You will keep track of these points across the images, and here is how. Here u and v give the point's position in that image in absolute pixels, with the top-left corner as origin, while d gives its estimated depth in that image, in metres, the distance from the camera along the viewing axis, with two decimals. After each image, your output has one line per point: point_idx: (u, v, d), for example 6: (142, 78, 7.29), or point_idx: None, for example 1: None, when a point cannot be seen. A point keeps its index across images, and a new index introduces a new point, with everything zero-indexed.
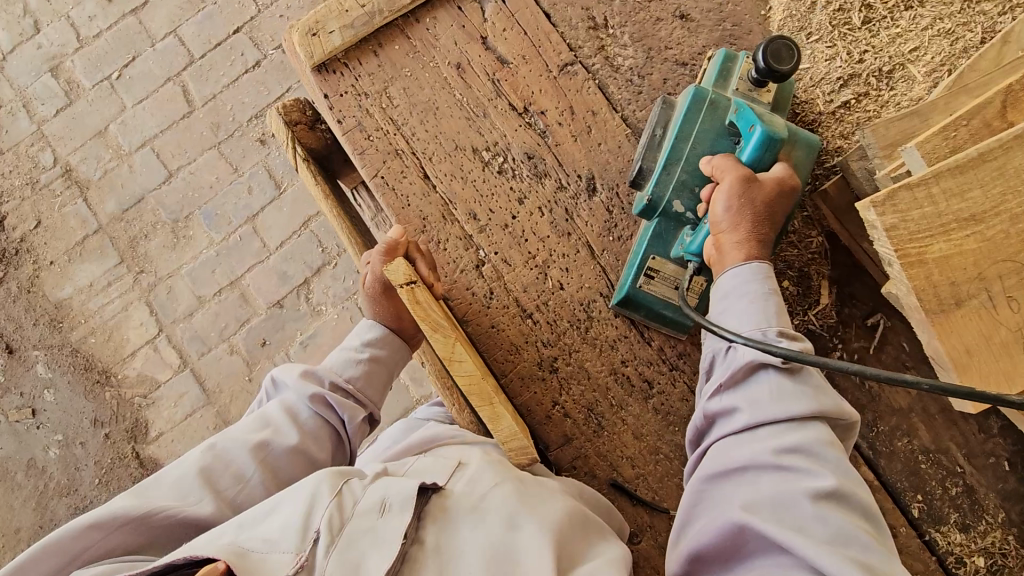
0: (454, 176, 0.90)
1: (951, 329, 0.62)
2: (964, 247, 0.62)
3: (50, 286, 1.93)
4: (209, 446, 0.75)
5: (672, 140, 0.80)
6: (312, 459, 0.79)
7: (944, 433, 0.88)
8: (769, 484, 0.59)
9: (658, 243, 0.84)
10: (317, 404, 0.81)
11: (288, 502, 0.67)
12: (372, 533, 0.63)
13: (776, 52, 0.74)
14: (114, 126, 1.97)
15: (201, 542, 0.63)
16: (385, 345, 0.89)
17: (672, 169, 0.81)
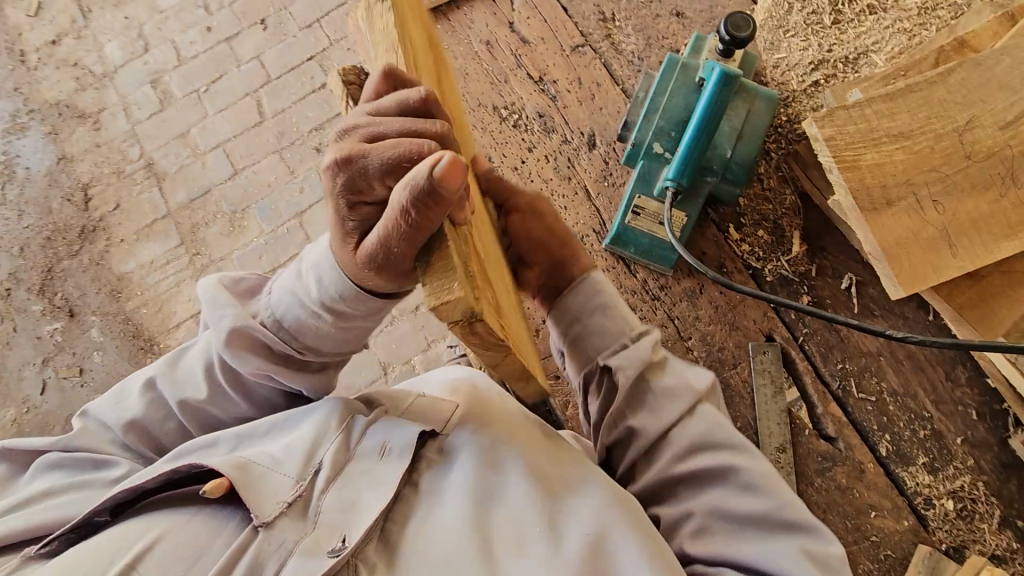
0: (475, 127, 1.07)
1: (880, 224, 0.72)
2: (894, 158, 0.73)
3: (117, 260, 2.16)
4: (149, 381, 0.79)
5: (651, 94, 0.96)
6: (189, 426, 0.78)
7: (912, 378, 0.93)
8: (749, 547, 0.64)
9: (643, 184, 0.97)
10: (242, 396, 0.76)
11: (297, 423, 0.73)
12: (368, 475, 0.67)
13: (735, 22, 0.91)
14: (195, 130, 2.27)
15: (199, 456, 0.68)
16: (351, 303, 0.64)
17: (652, 118, 0.96)
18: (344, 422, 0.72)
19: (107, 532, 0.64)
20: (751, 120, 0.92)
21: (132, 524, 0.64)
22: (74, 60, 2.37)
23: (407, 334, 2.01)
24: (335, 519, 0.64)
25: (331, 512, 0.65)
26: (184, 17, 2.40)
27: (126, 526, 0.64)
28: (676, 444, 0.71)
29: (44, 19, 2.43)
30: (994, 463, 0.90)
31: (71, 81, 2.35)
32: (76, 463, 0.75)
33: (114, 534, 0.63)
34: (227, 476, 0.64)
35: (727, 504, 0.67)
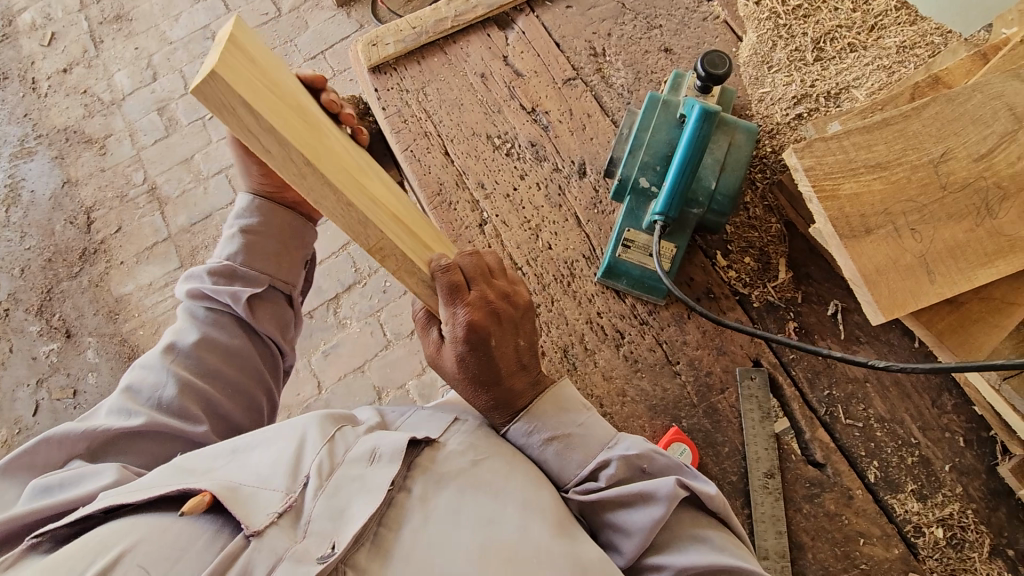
0: (469, 154, 1.10)
1: (858, 251, 0.74)
2: (872, 187, 0.76)
3: (115, 282, 2.17)
4: (135, 369, 0.90)
5: (635, 131, 0.95)
6: (221, 345, 0.92)
7: (898, 404, 0.94)
8: None
9: (631, 219, 0.97)
10: (204, 301, 0.93)
11: (279, 441, 0.76)
12: (359, 481, 0.71)
13: (712, 60, 0.95)
14: (198, 156, 2.32)
15: (194, 468, 0.72)
16: (256, 214, 0.96)
17: (637, 154, 0.95)
18: (331, 434, 0.76)
19: (82, 539, 0.63)
20: (733, 153, 0.94)
21: (113, 528, 0.64)
22: (83, 87, 2.44)
23: (403, 359, 2.01)
24: (324, 527, 0.67)
25: (320, 520, 0.67)
26: (192, 48, 2.47)
27: (104, 532, 0.63)
28: (631, 532, 0.72)
29: (57, 49, 2.51)
30: (983, 490, 0.89)
31: (80, 108, 2.41)
32: (170, 406, 0.85)
33: (92, 539, 0.63)
34: (210, 492, 0.66)
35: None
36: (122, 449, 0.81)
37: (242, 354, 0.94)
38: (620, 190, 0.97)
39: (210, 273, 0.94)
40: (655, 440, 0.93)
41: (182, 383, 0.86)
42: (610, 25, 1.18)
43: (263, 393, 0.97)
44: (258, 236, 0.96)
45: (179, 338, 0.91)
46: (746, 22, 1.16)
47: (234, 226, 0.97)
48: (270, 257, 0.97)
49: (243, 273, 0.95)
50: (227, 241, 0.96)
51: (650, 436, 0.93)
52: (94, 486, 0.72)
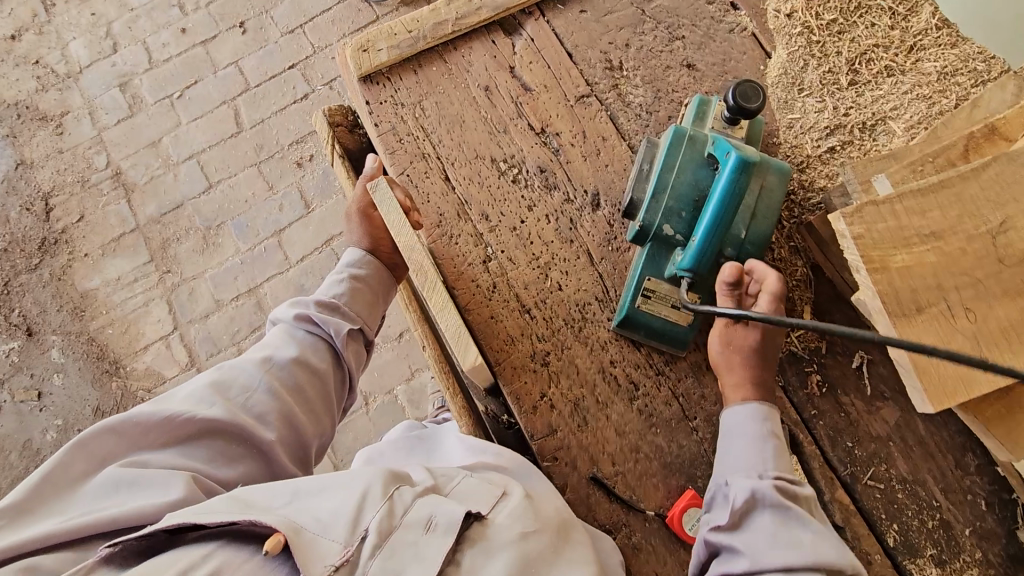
0: (472, 181, 1.00)
1: (910, 331, 0.67)
2: (925, 260, 0.69)
3: (80, 276, 2.03)
4: (221, 367, 0.85)
5: (660, 169, 0.88)
6: (314, 366, 0.88)
7: (920, 464, 0.90)
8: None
9: (653, 266, 0.89)
10: (304, 324, 0.90)
11: (341, 488, 0.73)
12: (414, 548, 0.68)
13: (744, 92, 0.87)
14: (167, 138, 2.14)
15: (255, 503, 0.69)
16: (368, 267, 0.99)
17: (662, 196, 0.87)
18: (389, 492, 0.73)
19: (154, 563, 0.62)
20: (765, 198, 0.86)
21: (188, 553, 0.64)
22: (35, 57, 2.22)
23: (391, 364, 1.93)
24: None
25: None
26: (157, 16, 2.26)
27: (181, 557, 0.63)
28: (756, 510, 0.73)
29: (3, 11, 2.27)
30: (1001, 555, 0.87)
31: (31, 81, 2.19)
32: (252, 410, 0.81)
33: (169, 563, 0.62)
34: (284, 534, 0.64)
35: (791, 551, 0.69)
36: (201, 443, 0.77)
37: (329, 382, 0.90)
38: (640, 233, 0.89)
39: (317, 304, 0.93)
40: (670, 502, 0.87)
41: (273, 392, 0.83)
42: (628, 34, 1.07)
43: (330, 420, 0.91)
44: (364, 287, 0.97)
45: (274, 345, 0.88)
46: (775, 36, 1.07)
47: (342, 273, 0.97)
48: (368, 308, 0.97)
49: (344, 312, 0.94)
50: (331, 286, 0.96)
51: (665, 498, 0.87)
52: (161, 504, 0.68)
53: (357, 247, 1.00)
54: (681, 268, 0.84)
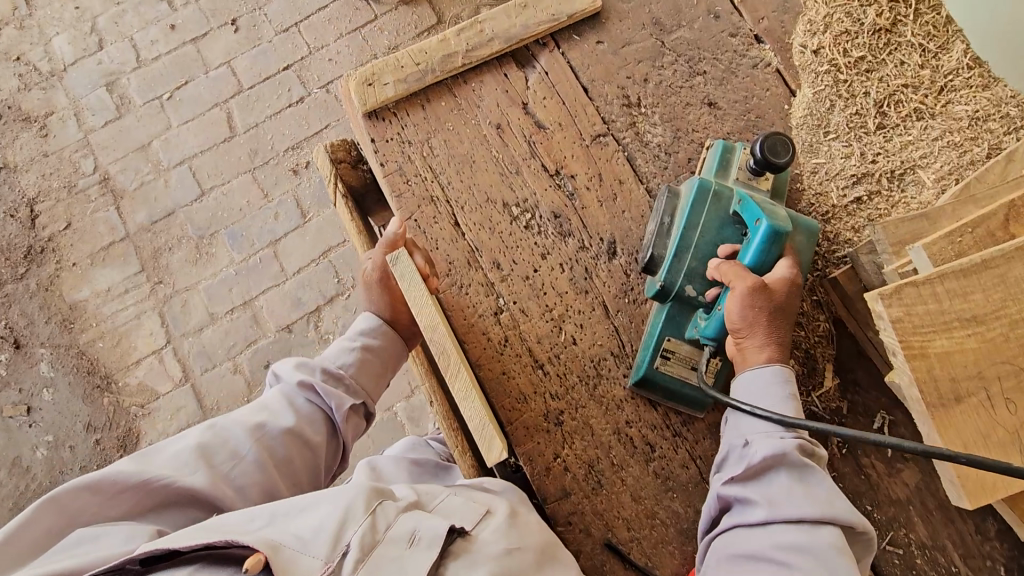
0: (483, 227, 0.95)
1: (948, 422, 0.64)
2: (965, 345, 0.66)
3: (68, 286, 1.97)
4: (213, 423, 0.80)
5: (682, 226, 0.86)
6: (307, 438, 0.83)
7: (940, 528, 0.88)
8: (786, 538, 0.67)
9: (673, 326, 0.88)
10: (306, 393, 0.86)
11: (323, 503, 0.70)
12: (399, 564, 0.66)
13: (773, 146, 0.83)
14: (157, 142, 2.06)
15: (232, 528, 0.67)
16: (378, 336, 0.94)
17: (684, 257, 0.86)
18: (372, 506, 0.70)
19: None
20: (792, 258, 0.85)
21: None
22: (16, 54, 2.12)
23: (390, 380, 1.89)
24: None
25: None
26: (144, 12, 2.16)
27: None
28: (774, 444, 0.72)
29: None
30: None
31: (13, 79, 2.10)
32: (234, 483, 0.76)
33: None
34: (264, 553, 0.62)
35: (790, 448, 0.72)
36: (177, 510, 0.73)
37: (318, 454, 0.85)
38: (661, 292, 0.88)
39: (323, 370, 0.89)
40: (686, 569, 0.85)
41: (260, 463, 0.78)
42: (646, 68, 1.02)
43: (314, 495, 0.86)
44: (374, 357, 0.93)
45: (267, 407, 0.83)
46: (801, 73, 1.01)
47: (354, 340, 0.92)
48: (374, 380, 0.92)
49: (348, 383, 0.89)
50: (341, 352, 0.91)
51: (681, 565, 0.85)
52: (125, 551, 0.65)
53: (372, 314, 0.95)
54: (710, 335, 0.85)
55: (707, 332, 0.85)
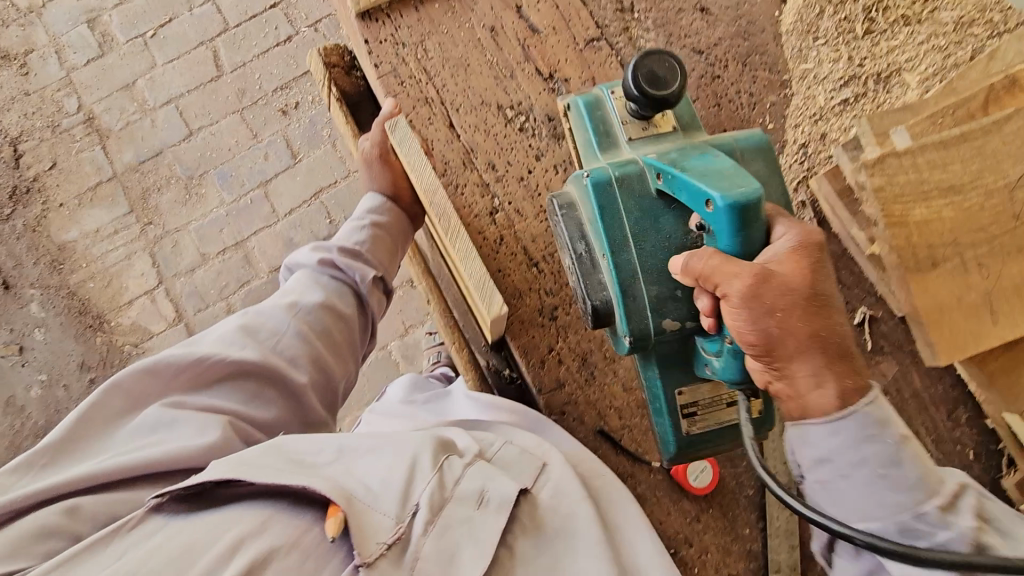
0: (478, 128, 0.96)
1: (924, 285, 0.68)
2: (942, 214, 0.68)
3: (56, 227, 1.95)
4: (248, 311, 0.86)
5: (617, 295, 0.72)
6: (341, 311, 0.90)
7: (915, 417, 0.92)
8: (895, 515, 0.61)
9: (676, 379, 0.78)
10: (327, 268, 0.92)
11: (392, 457, 0.72)
12: (468, 525, 0.68)
13: (652, 80, 0.70)
14: (142, 81, 2.03)
15: (302, 462, 0.69)
16: (387, 215, 0.99)
17: (628, 301, 0.72)
18: (439, 462, 0.72)
19: (208, 520, 0.63)
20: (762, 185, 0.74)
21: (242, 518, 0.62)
22: None
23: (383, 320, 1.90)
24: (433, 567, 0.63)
25: (430, 559, 0.64)
26: None
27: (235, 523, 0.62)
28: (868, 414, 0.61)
29: None
30: None
31: None
32: (282, 351, 0.82)
33: (224, 525, 0.62)
34: (340, 506, 0.63)
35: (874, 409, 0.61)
36: (232, 382, 0.79)
37: (354, 327, 0.92)
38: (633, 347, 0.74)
39: (338, 249, 0.94)
40: None
41: (302, 336, 0.84)
42: None
43: (354, 368, 0.93)
44: (383, 234, 0.99)
45: (299, 289, 0.89)
46: None
47: (363, 219, 0.98)
48: (389, 255, 0.99)
49: (365, 258, 0.95)
50: (352, 231, 0.97)
51: None
52: (195, 446, 0.70)
53: (375, 194, 1.00)
54: (731, 379, 0.69)
55: (727, 375, 0.70)
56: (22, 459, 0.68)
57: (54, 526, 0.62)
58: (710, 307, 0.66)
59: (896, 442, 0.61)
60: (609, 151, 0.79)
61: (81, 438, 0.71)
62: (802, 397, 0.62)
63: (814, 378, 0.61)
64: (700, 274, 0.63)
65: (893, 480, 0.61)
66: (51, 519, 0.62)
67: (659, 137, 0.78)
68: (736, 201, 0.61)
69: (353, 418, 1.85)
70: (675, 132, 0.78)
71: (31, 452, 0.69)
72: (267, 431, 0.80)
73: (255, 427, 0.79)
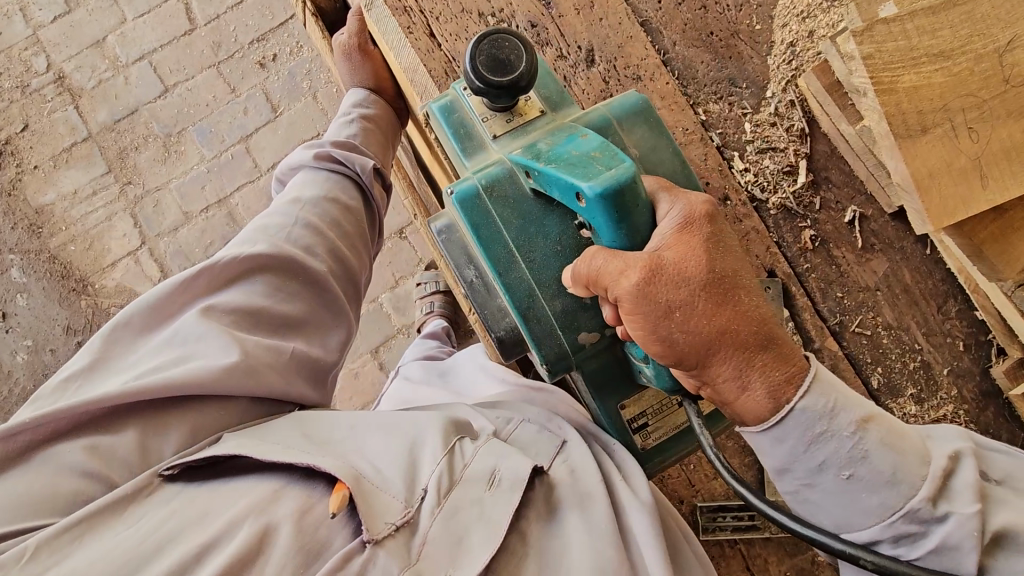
0: (459, 37, 0.93)
1: (915, 151, 0.67)
2: (933, 80, 0.68)
3: (32, 190, 1.90)
4: (255, 221, 0.88)
5: (520, 324, 0.74)
6: (348, 203, 0.94)
7: (906, 312, 0.92)
8: (840, 468, 0.60)
9: (616, 395, 0.82)
10: (323, 161, 0.95)
11: (405, 434, 0.72)
12: (478, 506, 0.67)
13: (492, 69, 0.71)
14: (112, 37, 1.97)
15: (317, 436, 0.70)
16: (373, 109, 1.04)
17: (533, 325, 0.74)
18: (451, 444, 0.71)
19: (220, 490, 0.64)
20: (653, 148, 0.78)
21: (253, 495, 0.63)
22: None
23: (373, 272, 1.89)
24: (440, 552, 0.63)
25: (437, 542, 0.64)
26: None
27: (248, 499, 0.62)
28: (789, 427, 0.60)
29: None
30: (975, 391, 0.91)
31: None
32: (295, 241, 0.85)
33: (236, 497, 0.63)
34: (348, 486, 0.63)
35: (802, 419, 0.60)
36: (252, 280, 0.81)
37: (362, 219, 0.96)
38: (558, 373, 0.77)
39: (333, 143, 0.98)
40: None
41: (314, 227, 0.87)
42: None
43: (365, 269, 0.97)
44: (373, 127, 1.04)
45: (304, 190, 0.91)
46: None
47: (351, 113, 1.03)
48: (382, 146, 1.04)
49: (362, 149, 0.99)
50: (343, 127, 1.01)
51: None
52: (221, 364, 0.71)
53: (357, 89, 1.05)
54: (665, 387, 0.71)
55: (662, 382, 0.71)
56: (55, 381, 0.69)
57: (91, 472, 0.63)
58: (614, 316, 0.66)
59: (853, 433, 0.60)
60: (476, 152, 0.80)
61: (109, 359, 0.73)
62: (733, 403, 0.62)
63: (737, 377, 0.60)
64: (587, 279, 0.64)
65: (844, 468, 0.60)
66: (86, 462, 0.64)
67: (527, 126, 0.79)
68: (608, 189, 0.61)
69: (347, 370, 1.84)
70: (542, 115, 0.80)
71: (63, 374, 0.70)
72: (294, 322, 0.82)
73: (280, 318, 0.80)
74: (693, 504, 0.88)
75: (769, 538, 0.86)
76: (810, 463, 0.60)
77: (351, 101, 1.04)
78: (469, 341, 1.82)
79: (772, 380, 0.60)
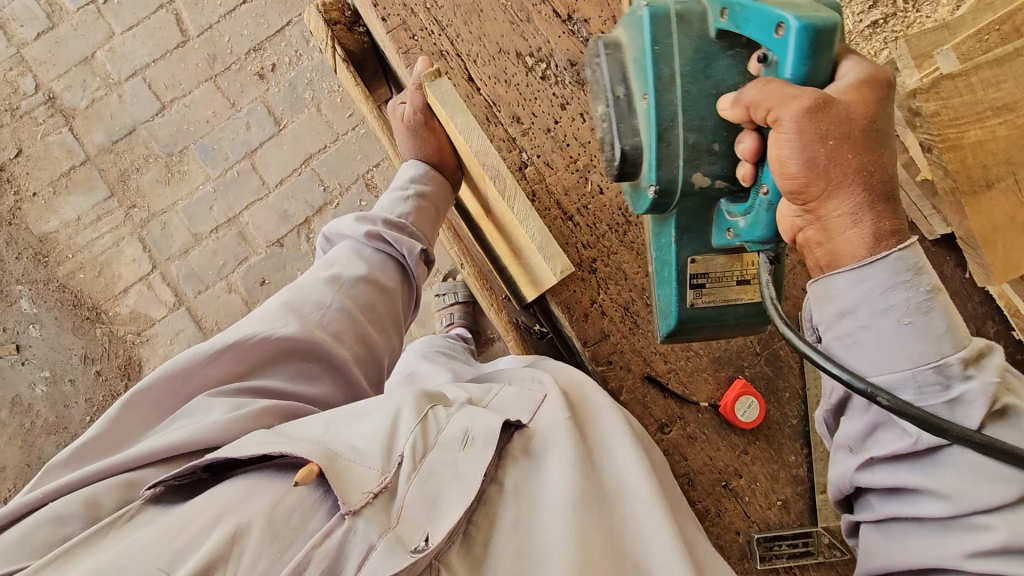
0: (497, 79, 1.03)
1: (979, 203, 0.78)
2: (997, 133, 0.78)
3: (34, 218, 1.85)
4: (284, 296, 0.88)
5: (653, 138, 0.63)
6: (381, 281, 0.96)
7: None
8: (919, 335, 0.53)
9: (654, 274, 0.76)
10: (373, 240, 0.97)
11: (372, 413, 0.70)
12: (453, 467, 0.64)
13: None
14: (101, 53, 1.89)
15: (288, 429, 0.66)
16: (427, 181, 1.06)
17: (662, 147, 0.63)
18: (424, 413, 0.69)
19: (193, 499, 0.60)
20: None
21: (226, 494, 0.59)
22: None
23: None
24: (416, 514, 0.60)
25: (414, 505, 0.61)
26: None
27: (225, 498, 0.58)
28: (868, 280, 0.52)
29: None
30: None
31: None
32: (325, 326, 0.86)
33: (207, 500, 0.58)
34: (317, 462, 0.59)
35: (861, 267, 0.52)
36: (279, 364, 0.81)
37: (394, 299, 0.97)
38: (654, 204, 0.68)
39: (384, 222, 0.99)
40: (721, 393, 0.95)
41: (347, 311, 0.89)
42: None
43: (389, 345, 0.97)
44: (427, 203, 1.05)
45: (345, 268, 0.93)
46: None
47: (408, 188, 1.04)
48: (435, 223, 1.06)
49: (411, 230, 1.01)
50: (397, 202, 1.03)
51: (714, 388, 0.95)
52: (235, 436, 0.69)
53: (417, 162, 1.06)
54: (759, 237, 0.61)
55: (752, 235, 0.61)
56: (64, 454, 0.68)
57: (67, 514, 0.59)
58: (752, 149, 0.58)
59: (928, 292, 0.53)
60: None
61: (121, 435, 0.71)
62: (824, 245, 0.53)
63: (853, 216, 0.51)
64: (753, 102, 0.53)
65: (904, 313, 0.53)
66: (68, 508, 0.60)
67: None
68: None
69: None
70: None
71: (73, 447, 0.69)
72: (316, 403, 0.82)
73: (304, 400, 0.81)
74: (749, 534, 0.91)
75: (821, 562, 0.90)
76: (853, 312, 0.54)
77: (411, 175, 1.05)
78: (490, 351, 1.82)
79: (880, 229, 0.52)
